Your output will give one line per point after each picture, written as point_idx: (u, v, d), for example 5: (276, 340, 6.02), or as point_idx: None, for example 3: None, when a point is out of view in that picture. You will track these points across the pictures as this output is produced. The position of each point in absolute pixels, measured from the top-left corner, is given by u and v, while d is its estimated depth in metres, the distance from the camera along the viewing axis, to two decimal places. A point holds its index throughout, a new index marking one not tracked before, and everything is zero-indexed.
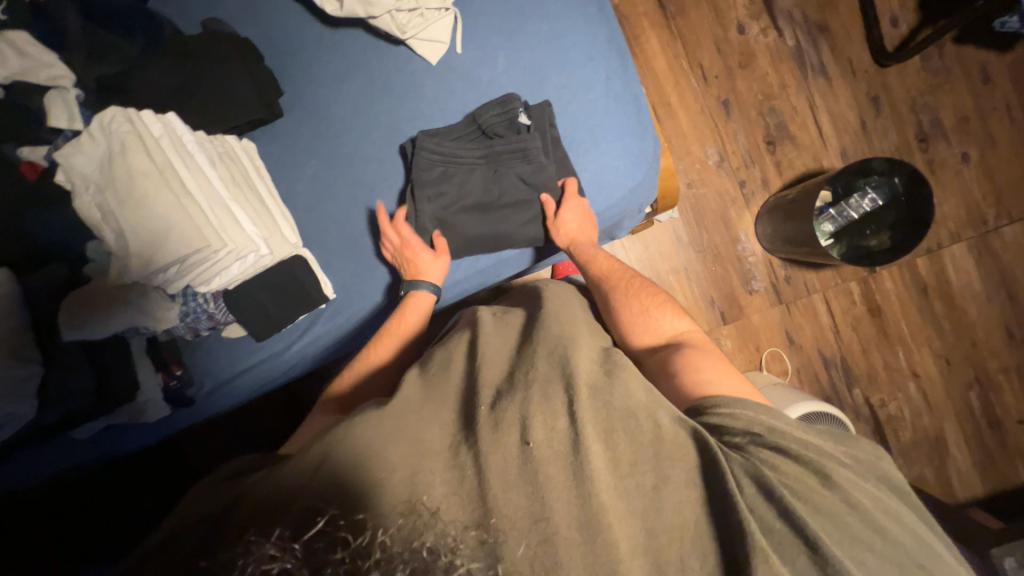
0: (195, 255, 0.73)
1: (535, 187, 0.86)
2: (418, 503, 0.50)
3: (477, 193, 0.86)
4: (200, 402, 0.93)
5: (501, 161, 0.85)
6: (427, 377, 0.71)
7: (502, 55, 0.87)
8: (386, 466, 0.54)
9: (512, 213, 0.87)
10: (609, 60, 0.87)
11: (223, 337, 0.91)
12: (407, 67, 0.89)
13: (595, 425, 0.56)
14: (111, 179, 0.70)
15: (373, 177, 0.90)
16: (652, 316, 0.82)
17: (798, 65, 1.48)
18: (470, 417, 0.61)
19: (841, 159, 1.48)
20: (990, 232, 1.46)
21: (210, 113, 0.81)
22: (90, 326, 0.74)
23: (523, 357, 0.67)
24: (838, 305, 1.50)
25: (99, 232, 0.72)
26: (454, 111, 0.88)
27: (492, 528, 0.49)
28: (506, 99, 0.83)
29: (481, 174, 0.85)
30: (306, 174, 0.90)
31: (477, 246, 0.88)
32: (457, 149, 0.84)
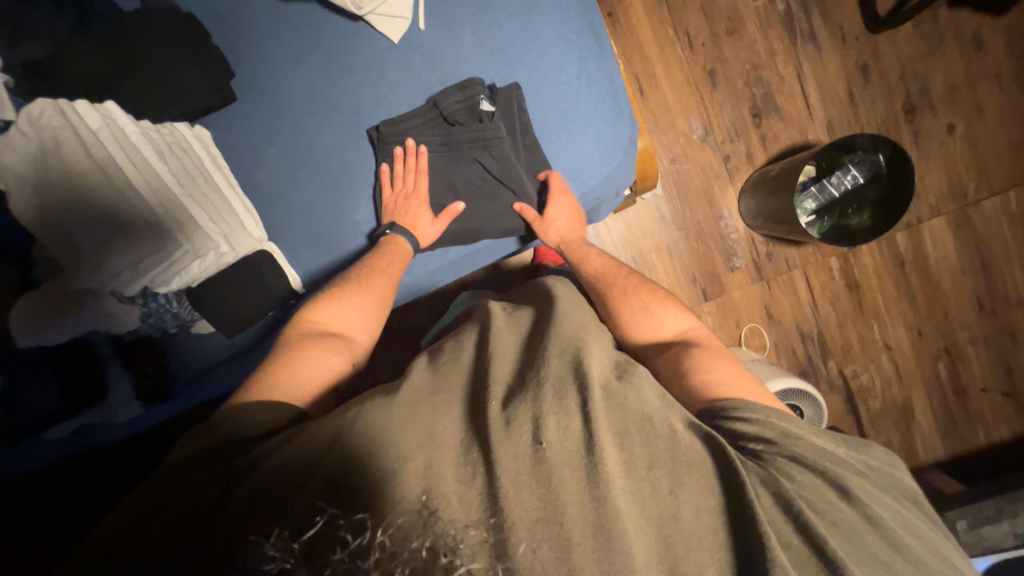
0: (149, 256, 0.72)
1: (501, 177, 0.83)
2: (425, 502, 0.50)
3: (438, 183, 0.85)
4: (176, 395, 0.92)
5: (463, 151, 0.83)
6: (437, 366, 0.70)
7: (469, 31, 0.81)
8: (397, 454, 0.54)
9: (479, 205, 0.85)
10: (582, 38, 0.82)
11: (193, 333, 0.89)
12: (368, 45, 0.83)
13: (611, 426, 0.57)
14: (54, 180, 0.66)
15: (336, 166, 0.85)
16: (653, 313, 0.81)
17: (788, 30, 1.42)
18: (481, 412, 0.60)
19: (826, 132, 1.44)
20: (969, 205, 1.46)
21: (153, 100, 0.75)
22: (42, 330, 0.71)
23: (532, 356, 0.67)
24: (817, 281, 1.51)
25: (40, 237, 0.67)
26: (419, 95, 0.83)
27: (490, 522, 0.50)
28: (467, 84, 0.79)
29: (443, 164, 0.85)
30: (266, 164, 0.85)
31: (448, 240, 0.87)
32: (418, 138, 0.82)
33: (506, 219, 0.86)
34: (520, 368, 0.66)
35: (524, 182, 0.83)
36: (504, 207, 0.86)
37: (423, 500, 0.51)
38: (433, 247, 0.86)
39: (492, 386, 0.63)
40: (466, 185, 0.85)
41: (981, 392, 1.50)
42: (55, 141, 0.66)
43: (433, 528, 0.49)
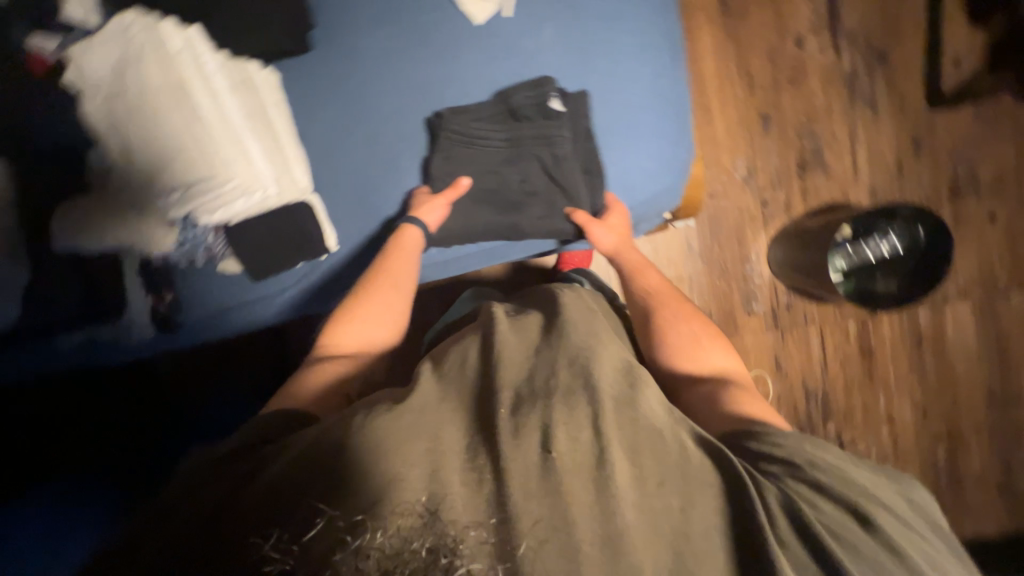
0: (198, 184, 0.75)
1: (559, 176, 0.83)
2: (424, 508, 0.50)
3: (495, 175, 0.84)
4: (186, 329, 0.89)
5: (526, 148, 0.83)
6: (442, 378, 0.65)
7: (551, 28, 0.82)
8: (399, 461, 0.53)
9: (534, 202, 0.85)
10: (659, 55, 0.83)
11: (217, 272, 0.85)
12: (449, 23, 0.82)
13: (620, 442, 0.57)
14: (131, 94, 0.71)
15: (393, 134, 0.85)
16: (700, 345, 0.80)
17: (850, 90, 1.42)
18: (488, 417, 0.58)
19: (869, 197, 1.44)
20: (997, 295, 1.46)
21: (234, 33, 0.76)
22: (85, 235, 0.74)
23: (543, 362, 0.65)
24: (831, 341, 1.51)
25: (108, 144, 0.72)
26: (487, 80, 0.83)
27: (490, 522, 0.50)
28: (540, 82, 0.81)
29: (503, 157, 0.84)
30: (323, 118, 0.84)
31: (496, 234, 0.87)
32: (484, 128, 0.82)
33: (557, 220, 0.86)
34: (537, 366, 0.64)
35: (581, 182, 0.83)
36: (557, 208, 0.85)
37: (425, 502, 0.50)
38: (478, 239, 0.87)
39: (529, 386, 0.61)
40: (518, 180, 0.84)
41: (978, 482, 1.49)
42: (138, 65, 0.71)
43: (432, 521, 0.49)
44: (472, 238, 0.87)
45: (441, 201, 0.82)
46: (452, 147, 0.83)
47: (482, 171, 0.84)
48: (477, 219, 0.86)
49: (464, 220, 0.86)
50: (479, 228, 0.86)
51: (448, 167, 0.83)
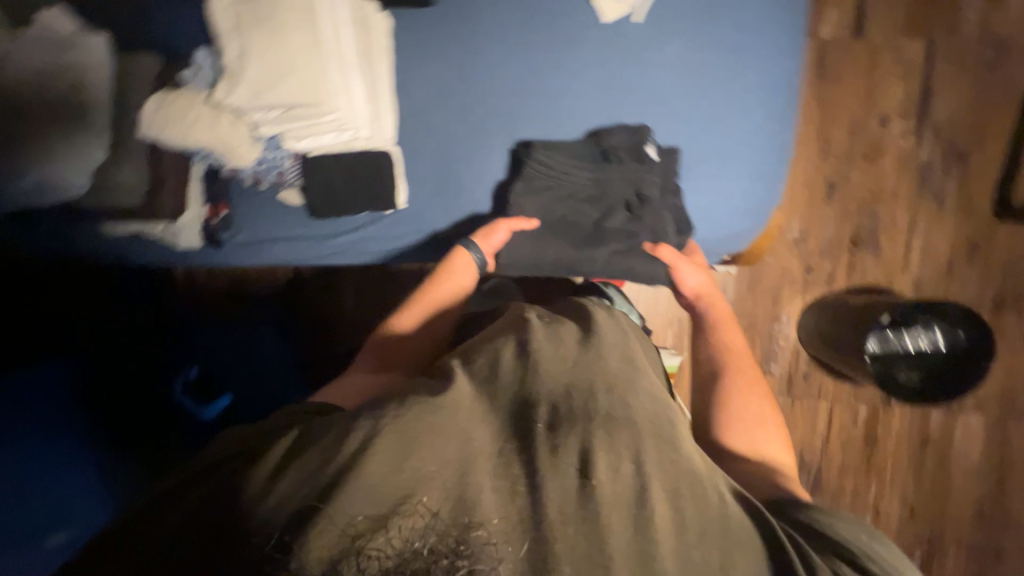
0: (300, 109, 0.72)
1: (642, 219, 0.80)
2: (436, 518, 0.49)
3: (575, 213, 0.82)
4: (227, 250, 0.87)
5: (611, 189, 0.80)
6: (473, 376, 0.63)
7: (677, 43, 0.78)
8: (418, 465, 0.51)
9: (612, 245, 0.81)
10: (778, 98, 0.79)
11: (277, 199, 0.86)
12: (575, 13, 0.79)
13: (662, 484, 0.56)
14: (262, 7, 0.70)
15: (489, 110, 0.84)
16: (765, 424, 0.82)
17: (921, 182, 1.42)
18: (524, 424, 0.58)
19: (913, 289, 1.44)
20: (1012, 416, 1.46)
21: None
22: (170, 131, 0.72)
23: (582, 378, 0.63)
24: (839, 420, 1.51)
25: (220, 43, 0.71)
26: (597, 81, 0.80)
27: (492, 521, 0.50)
28: (638, 129, 0.78)
29: (586, 196, 0.81)
30: (425, 77, 0.84)
31: (569, 272, 0.84)
32: (570, 166, 0.80)
33: (633, 261, 0.81)
34: (574, 386, 0.61)
35: (664, 222, 0.79)
36: (636, 250, 0.82)
37: (436, 508, 0.50)
38: (545, 271, 0.84)
39: (567, 397, 0.60)
40: (597, 218, 0.82)
41: None
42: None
43: (440, 518, 0.49)
44: (539, 270, 0.84)
45: (502, 228, 0.81)
46: (535, 178, 0.81)
47: (562, 206, 0.82)
48: (552, 253, 0.83)
49: (540, 253, 0.83)
50: (553, 262, 0.83)
51: (531, 198, 0.81)
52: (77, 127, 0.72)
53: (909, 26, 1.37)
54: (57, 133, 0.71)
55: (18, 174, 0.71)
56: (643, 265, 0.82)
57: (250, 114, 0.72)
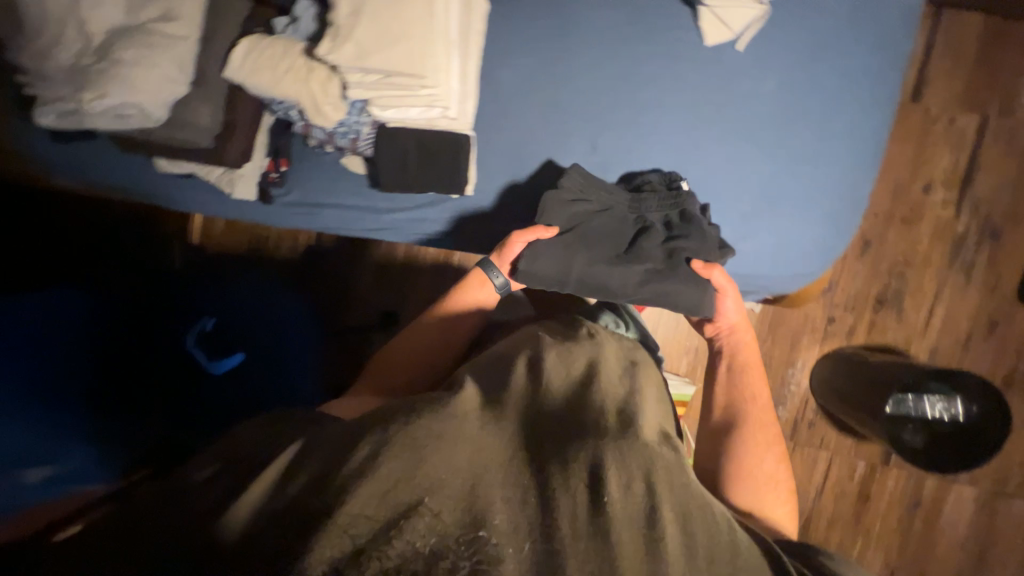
0: (401, 78, 0.69)
1: (681, 243, 0.77)
2: (441, 520, 0.45)
3: (609, 233, 0.80)
4: (278, 209, 0.87)
5: (645, 215, 0.80)
6: (485, 390, 0.62)
7: (774, 78, 0.78)
8: (429, 464, 0.48)
9: (645, 266, 0.78)
10: (864, 149, 0.79)
11: (339, 163, 0.85)
12: (678, 30, 0.79)
13: (673, 506, 0.53)
14: None
15: (573, 111, 0.82)
16: (775, 482, 0.78)
17: (952, 252, 1.44)
18: (535, 434, 0.56)
19: (928, 355, 1.46)
20: (1002, 493, 1.48)
21: None
22: (258, 76, 0.68)
23: (590, 400, 0.62)
24: (835, 472, 1.52)
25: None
26: (687, 101, 0.80)
27: (492, 522, 0.46)
28: (673, 172, 0.80)
29: (620, 217, 0.80)
30: (514, 67, 0.82)
31: (597, 291, 0.78)
32: (604, 188, 0.79)
33: (672, 284, 0.76)
34: (583, 403, 0.62)
35: (707, 241, 0.76)
36: (672, 275, 0.77)
37: (441, 509, 0.46)
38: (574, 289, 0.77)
39: (576, 416, 0.59)
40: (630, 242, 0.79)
41: None
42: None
43: (438, 520, 0.45)
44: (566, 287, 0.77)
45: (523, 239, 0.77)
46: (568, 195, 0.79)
47: (593, 227, 0.79)
48: (581, 268, 0.77)
49: (568, 265, 0.76)
50: (581, 277, 0.77)
51: (562, 213, 0.78)
52: (156, 50, 0.63)
53: (965, 100, 1.40)
54: (133, 56, 0.62)
55: (90, 101, 0.63)
56: (683, 292, 0.76)
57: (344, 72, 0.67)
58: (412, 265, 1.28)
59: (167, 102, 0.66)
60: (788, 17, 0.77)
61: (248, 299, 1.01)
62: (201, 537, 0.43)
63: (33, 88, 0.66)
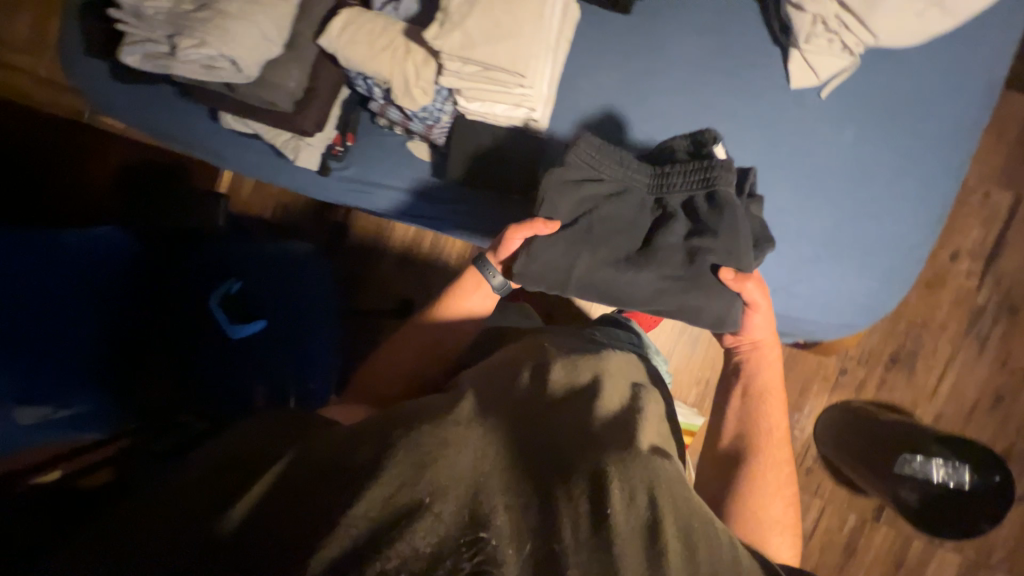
0: (501, 74, 0.66)
1: (709, 239, 0.69)
2: (436, 511, 0.40)
3: (626, 222, 0.73)
4: (329, 183, 0.86)
5: (666, 203, 0.73)
6: (484, 389, 0.57)
7: (851, 131, 0.79)
8: (428, 456, 0.44)
9: (666, 265, 0.71)
10: (927, 212, 0.80)
11: (404, 146, 0.84)
12: (764, 69, 0.80)
13: (675, 524, 0.44)
14: None
15: (648, 131, 0.82)
16: (779, 512, 0.70)
17: (970, 322, 1.46)
18: (535, 435, 0.50)
19: (932, 419, 1.48)
20: (983, 564, 1.51)
21: None
22: (354, 48, 0.67)
23: (590, 402, 0.55)
24: (826, 521, 1.53)
25: None
26: (762, 139, 0.80)
27: (491, 525, 0.40)
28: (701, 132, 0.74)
29: (638, 205, 0.73)
30: (596, 79, 0.82)
31: (606, 295, 0.71)
32: (618, 163, 0.73)
33: (691, 295, 0.70)
34: (589, 402, 0.55)
35: (736, 234, 0.68)
36: (695, 272, 0.70)
37: (437, 501, 0.41)
38: (580, 289, 0.71)
39: (581, 420, 0.52)
40: (645, 233, 0.73)
41: None
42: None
43: (436, 521, 0.40)
44: (571, 286, 0.70)
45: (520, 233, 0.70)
46: (577, 174, 0.72)
47: (604, 213, 0.72)
48: (593, 264, 0.70)
49: (573, 260, 0.69)
50: (593, 276, 0.70)
51: (569, 196, 0.71)
52: (260, 10, 0.63)
53: (1001, 177, 1.44)
54: (238, 12, 0.62)
55: (186, 47, 0.61)
56: (710, 301, 0.70)
57: (443, 59, 0.66)
58: (440, 257, 1.26)
59: (260, 62, 0.65)
60: (873, 73, 0.78)
61: (252, 266, 0.96)
62: (197, 536, 0.39)
63: (125, 26, 0.64)
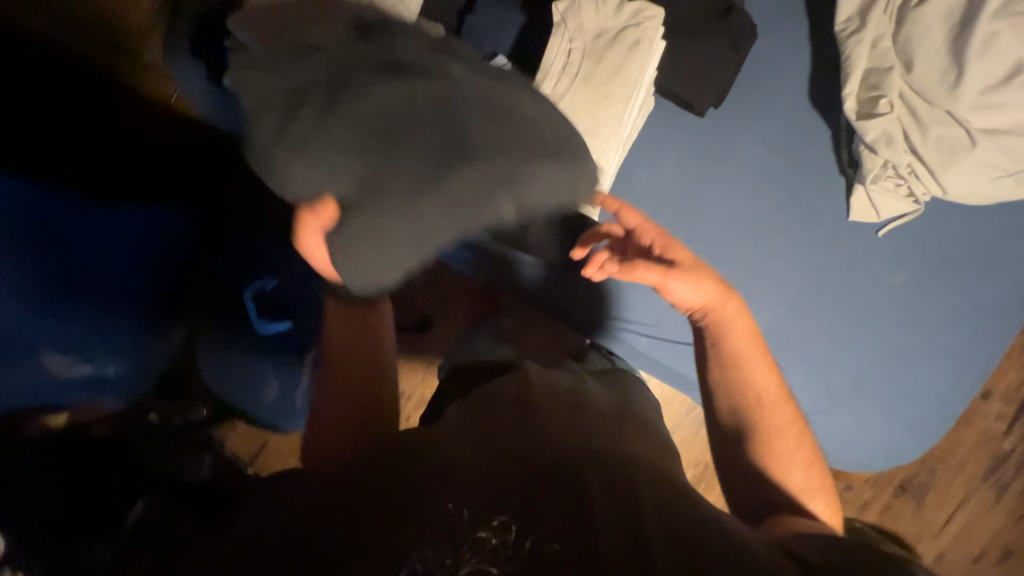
0: None
1: (524, 96, 0.57)
2: (440, 510, 0.42)
3: (381, 100, 0.52)
4: None
5: (404, 60, 0.55)
6: (468, 399, 0.57)
7: (903, 273, 0.79)
8: (425, 463, 0.46)
9: (491, 126, 0.52)
10: (967, 368, 0.79)
11: None
12: (825, 197, 0.81)
13: (638, 484, 0.45)
14: (602, 67, 0.63)
15: (702, 234, 0.83)
16: (793, 460, 0.62)
17: (991, 467, 1.40)
18: (508, 422, 0.51)
19: (931, 555, 1.42)
20: None
21: (678, 71, 0.75)
22: None
23: (559, 403, 0.54)
24: None
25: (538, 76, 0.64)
26: (812, 263, 0.81)
27: (492, 527, 0.41)
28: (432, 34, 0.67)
29: (379, 74, 0.54)
30: (659, 170, 0.83)
31: (441, 202, 0.51)
32: (316, 58, 0.57)
33: (548, 168, 0.54)
34: (576, 402, 0.56)
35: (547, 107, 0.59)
36: (536, 124, 0.55)
37: (438, 502, 0.43)
38: (404, 223, 0.51)
39: (554, 414, 0.52)
40: (419, 95, 0.53)
41: None
42: (632, 46, 0.63)
43: (442, 525, 0.41)
44: (389, 230, 0.52)
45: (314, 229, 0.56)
46: (280, 96, 0.57)
47: (346, 106, 0.52)
48: (403, 184, 0.51)
49: (373, 212, 0.51)
50: (418, 195, 0.51)
51: (296, 125, 0.54)
52: None
53: None
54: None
55: None
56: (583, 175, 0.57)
57: None
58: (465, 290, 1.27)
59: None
60: (935, 223, 0.78)
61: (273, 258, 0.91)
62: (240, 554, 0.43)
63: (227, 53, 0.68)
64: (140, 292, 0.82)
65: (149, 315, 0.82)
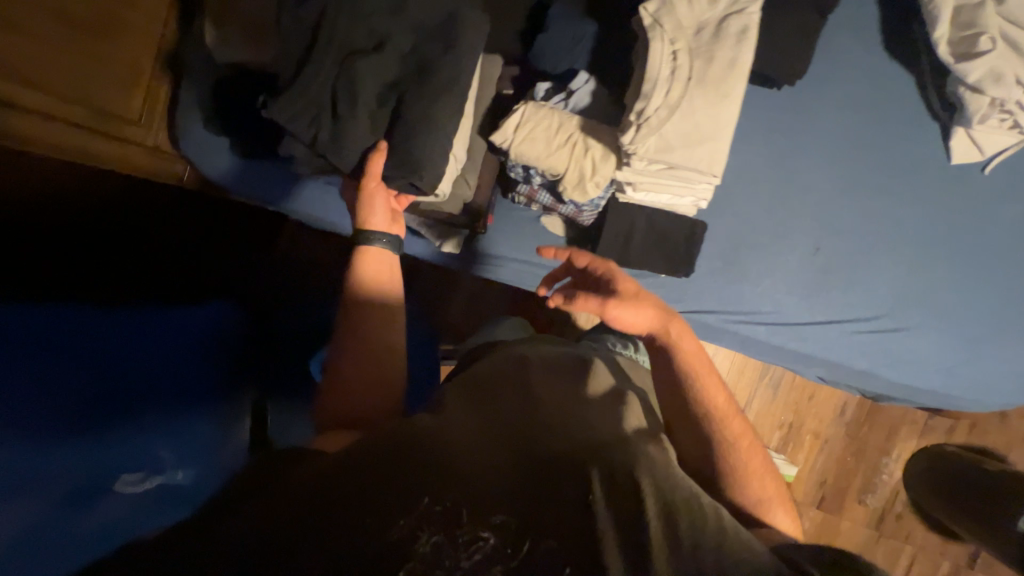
0: (691, 173, 0.63)
1: None
2: (434, 498, 0.35)
3: None
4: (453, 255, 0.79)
5: None
6: (462, 391, 0.51)
7: (1014, 207, 0.78)
8: (421, 447, 0.39)
9: None
10: None
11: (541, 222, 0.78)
12: (921, 145, 0.78)
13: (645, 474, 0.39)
14: (711, 63, 0.60)
15: (801, 208, 0.79)
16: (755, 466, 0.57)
17: None
18: (516, 417, 0.45)
19: None
20: None
21: (765, 50, 0.71)
22: (527, 148, 0.65)
23: (561, 391, 0.50)
24: None
25: (649, 86, 0.59)
26: (922, 215, 0.78)
27: (493, 524, 0.34)
28: None
29: None
30: (746, 153, 0.79)
31: None
32: None
33: None
34: (581, 391, 0.51)
35: None
36: None
37: (430, 489, 0.36)
38: None
39: (564, 409, 0.47)
40: None
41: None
42: (737, 35, 0.61)
43: (430, 519, 0.34)
44: None
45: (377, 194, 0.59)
46: None
47: None
48: None
49: None
50: None
51: None
52: None
53: None
54: (435, 126, 0.56)
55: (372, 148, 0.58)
56: None
57: (632, 159, 0.62)
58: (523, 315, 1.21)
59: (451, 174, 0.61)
60: None
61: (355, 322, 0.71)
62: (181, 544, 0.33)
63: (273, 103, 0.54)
64: (197, 374, 0.53)
65: (209, 388, 0.54)
